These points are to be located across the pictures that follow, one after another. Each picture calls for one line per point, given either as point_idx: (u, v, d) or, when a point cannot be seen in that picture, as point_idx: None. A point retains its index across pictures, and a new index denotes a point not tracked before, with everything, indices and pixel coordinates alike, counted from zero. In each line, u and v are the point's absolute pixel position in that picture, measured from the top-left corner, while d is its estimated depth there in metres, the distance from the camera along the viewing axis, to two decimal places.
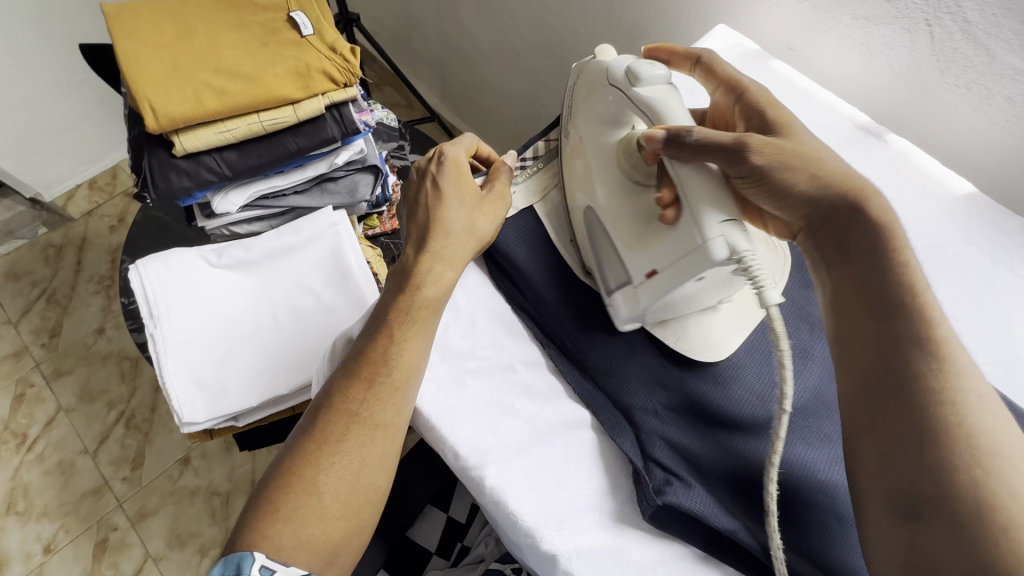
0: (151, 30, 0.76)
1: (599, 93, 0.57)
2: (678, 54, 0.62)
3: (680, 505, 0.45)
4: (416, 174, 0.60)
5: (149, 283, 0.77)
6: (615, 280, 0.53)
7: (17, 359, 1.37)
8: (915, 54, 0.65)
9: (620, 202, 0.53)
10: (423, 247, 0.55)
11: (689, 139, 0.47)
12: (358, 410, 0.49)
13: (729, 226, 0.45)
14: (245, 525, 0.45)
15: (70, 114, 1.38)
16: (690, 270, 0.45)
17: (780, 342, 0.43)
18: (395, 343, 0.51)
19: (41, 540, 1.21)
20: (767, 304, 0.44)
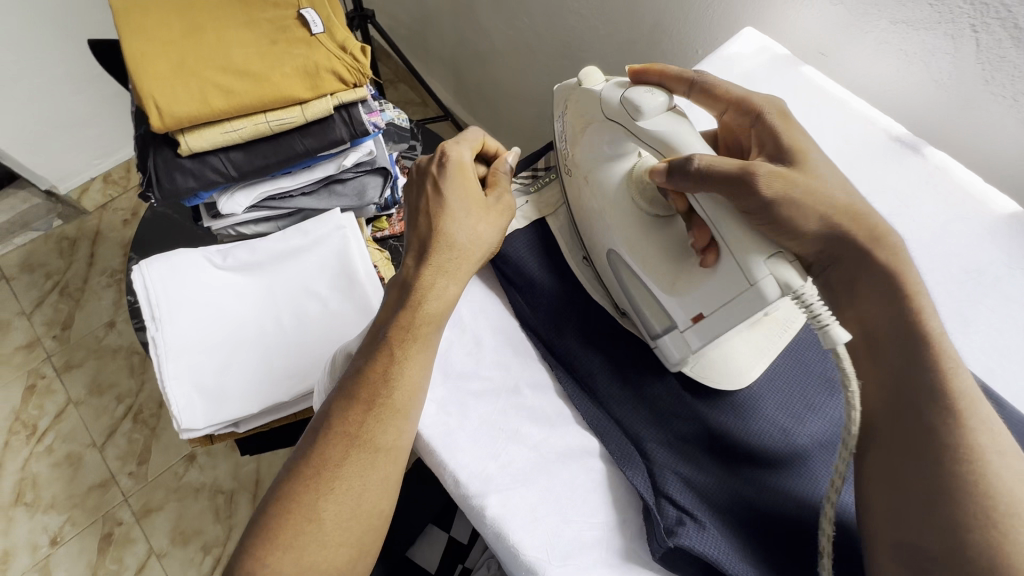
0: (160, 26, 0.74)
1: (596, 127, 0.55)
2: (670, 77, 0.56)
3: (692, 547, 0.42)
4: (419, 176, 0.57)
5: (153, 284, 0.76)
6: (659, 323, 0.50)
7: (29, 350, 1.38)
8: (958, 62, 0.60)
9: (646, 237, 0.53)
10: (424, 259, 0.53)
11: (692, 169, 0.45)
12: (357, 432, 0.46)
13: (775, 262, 0.43)
14: (244, 552, 0.43)
15: (85, 107, 1.38)
16: (744, 313, 0.44)
17: (849, 380, 0.41)
18: (395, 362, 0.49)
19: (48, 532, 1.22)
20: (834, 344, 0.41)
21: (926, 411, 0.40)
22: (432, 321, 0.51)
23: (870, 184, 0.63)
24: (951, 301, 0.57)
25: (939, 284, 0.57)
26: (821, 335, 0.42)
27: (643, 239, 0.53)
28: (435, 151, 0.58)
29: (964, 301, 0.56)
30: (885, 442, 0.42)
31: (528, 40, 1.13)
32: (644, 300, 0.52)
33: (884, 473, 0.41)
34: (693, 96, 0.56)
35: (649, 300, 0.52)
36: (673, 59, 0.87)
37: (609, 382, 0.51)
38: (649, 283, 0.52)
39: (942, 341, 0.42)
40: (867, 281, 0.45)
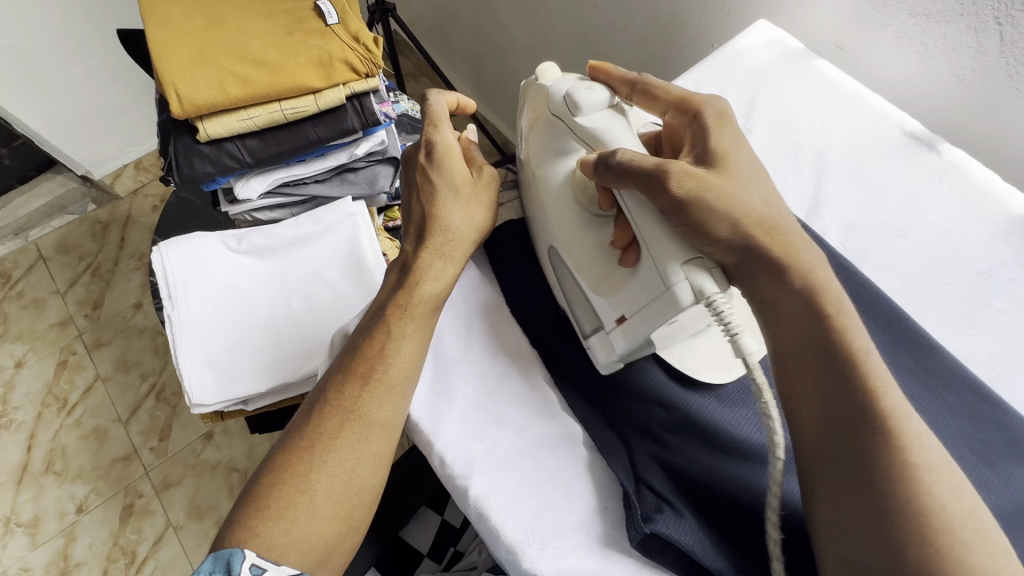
0: (184, 17, 0.78)
1: (544, 121, 0.55)
2: (615, 77, 0.57)
3: (668, 535, 0.42)
4: (410, 164, 0.58)
5: (171, 265, 0.79)
6: (590, 324, 0.51)
7: (62, 328, 1.45)
8: (979, 56, 0.58)
9: (582, 236, 0.52)
10: (423, 243, 0.54)
11: (615, 164, 0.47)
12: (353, 407, 0.48)
13: (691, 268, 0.44)
14: (236, 520, 0.44)
15: (118, 96, 1.43)
16: (660, 316, 0.44)
17: (764, 394, 0.41)
18: (391, 339, 0.50)
19: (75, 500, 1.28)
20: (744, 354, 0.42)
21: (859, 433, 0.39)
22: (429, 301, 0.52)
23: (879, 180, 0.62)
24: (958, 303, 0.55)
25: (947, 285, 0.56)
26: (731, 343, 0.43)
27: (581, 232, 0.52)
28: (420, 136, 0.57)
29: (971, 303, 0.55)
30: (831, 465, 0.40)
31: (546, 33, 1.13)
32: (578, 300, 0.53)
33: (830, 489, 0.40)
34: (635, 98, 0.57)
35: (581, 300, 0.53)
36: (689, 52, 0.87)
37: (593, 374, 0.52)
38: (580, 279, 0.52)
39: (864, 361, 0.41)
40: (785, 302, 0.45)
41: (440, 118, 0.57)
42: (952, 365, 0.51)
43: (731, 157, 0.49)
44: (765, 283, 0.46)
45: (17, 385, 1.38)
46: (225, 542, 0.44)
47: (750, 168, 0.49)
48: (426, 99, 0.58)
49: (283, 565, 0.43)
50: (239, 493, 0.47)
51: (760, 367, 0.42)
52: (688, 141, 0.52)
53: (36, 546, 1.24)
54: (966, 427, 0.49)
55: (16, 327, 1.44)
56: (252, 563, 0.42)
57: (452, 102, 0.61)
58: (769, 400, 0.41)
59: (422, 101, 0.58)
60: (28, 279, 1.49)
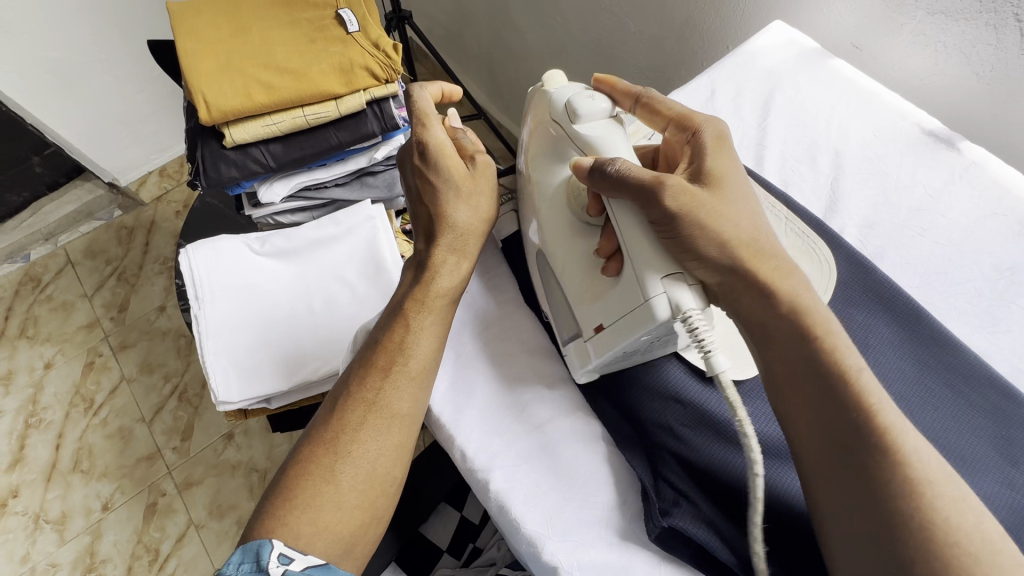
0: (211, 27, 0.80)
1: (544, 126, 0.56)
2: (618, 90, 0.58)
3: (685, 529, 0.43)
4: (407, 166, 0.59)
5: (197, 266, 0.81)
6: (568, 331, 0.53)
7: (90, 331, 1.49)
8: (999, 54, 0.58)
9: (566, 242, 0.53)
10: (434, 240, 0.56)
11: (610, 171, 0.47)
12: (375, 398, 0.49)
13: (671, 283, 0.44)
14: (264, 511, 0.46)
15: (144, 105, 1.48)
16: (633, 330, 0.44)
17: (738, 412, 0.40)
18: (409, 332, 0.52)
19: (100, 498, 1.31)
20: (716, 371, 0.42)
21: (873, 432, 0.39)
22: (445, 297, 0.54)
23: (898, 178, 0.62)
24: (979, 301, 0.55)
25: (967, 281, 0.56)
26: (705, 360, 0.43)
27: (569, 240, 0.52)
28: (411, 136, 0.57)
29: (993, 300, 0.55)
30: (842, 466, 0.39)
31: (561, 38, 1.15)
32: (560, 306, 0.54)
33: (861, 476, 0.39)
34: (637, 111, 0.57)
35: (563, 307, 0.53)
36: (704, 54, 0.87)
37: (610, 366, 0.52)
38: (564, 286, 0.53)
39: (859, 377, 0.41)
40: (776, 326, 0.44)
41: (427, 115, 0.58)
42: (976, 363, 0.50)
43: (726, 179, 0.49)
44: (751, 306, 0.45)
45: (46, 386, 1.43)
46: (254, 534, 0.45)
47: (742, 193, 0.49)
48: (410, 97, 0.58)
49: (310, 554, 0.44)
50: (266, 487, 0.48)
51: (731, 383, 0.41)
52: (685, 157, 0.52)
53: (64, 543, 1.27)
54: (989, 425, 0.48)
55: (46, 329, 1.49)
56: (280, 552, 0.42)
57: (433, 91, 0.62)
58: (745, 419, 0.40)
59: (407, 99, 0.58)
60: (57, 283, 1.54)
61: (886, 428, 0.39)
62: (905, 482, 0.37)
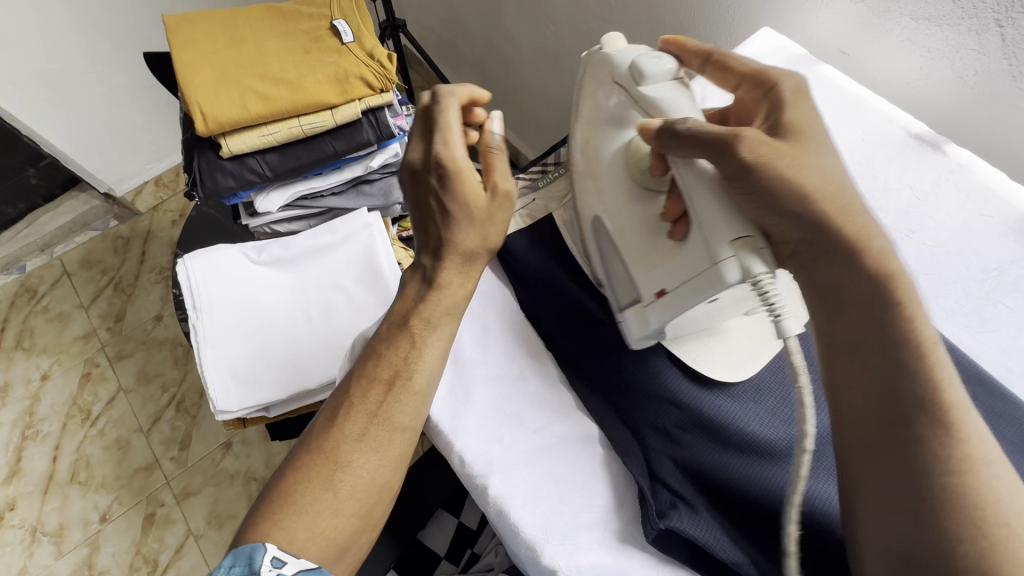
0: (206, 39, 0.81)
1: (605, 90, 0.57)
2: (688, 50, 0.58)
3: (683, 530, 0.44)
4: (420, 178, 0.55)
5: (195, 276, 0.81)
6: (625, 298, 0.52)
7: (86, 341, 1.48)
8: (982, 58, 0.59)
9: (629, 210, 0.53)
10: (439, 269, 0.53)
11: (680, 131, 0.47)
12: (377, 410, 0.49)
13: (740, 246, 0.44)
14: (259, 513, 0.46)
15: (140, 116, 1.49)
16: (701, 293, 0.45)
17: (798, 378, 0.42)
18: (415, 347, 0.51)
19: (98, 509, 1.31)
20: (784, 336, 0.44)
21: (920, 424, 0.40)
22: (449, 315, 0.52)
23: (886, 181, 0.63)
24: (967, 301, 0.56)
25: (956, 282, 0.57)
26: (775, 325, 0.44)
27: (627, 205, 0.54)
28: (432, 151, 0.54)
29: (980, 300, 0.56)
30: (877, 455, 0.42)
31: (553, 46, 1.16)
32: (618, 275, 0.53)
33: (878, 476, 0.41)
34: (707, 71, 0.57)
35: (623, 275, 0.53)
36: None
37: (609, 370, 0.52)
38: (624, 255, 0.53)
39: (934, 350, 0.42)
40: (856, 285, 0.44)
41: (449, 131, 0.55)
42: (965, 362, 0.51)
43: (806, 130, 0.47)
44: (829, 268, 0.45)
45: (43, 398, 1.42)
46: (246, 537, 0.45)
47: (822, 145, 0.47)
48: (440, 109, 0.55)
49: (303, 558, 0.44)
50: (261, 490, 0.48)
51: (797, 348, 0.43)
52: (760, 113, 0.51)
53: (62, 555, 1.27)
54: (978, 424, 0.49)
55: (42, 340, 1.48)
56: (273, 556, 0.44)
57: (465, 95, 0.58)
58: (804, 385, 0.42)
59: (438, 110, 0.55)
60: (53, 293, 1.54)
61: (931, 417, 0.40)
62: None
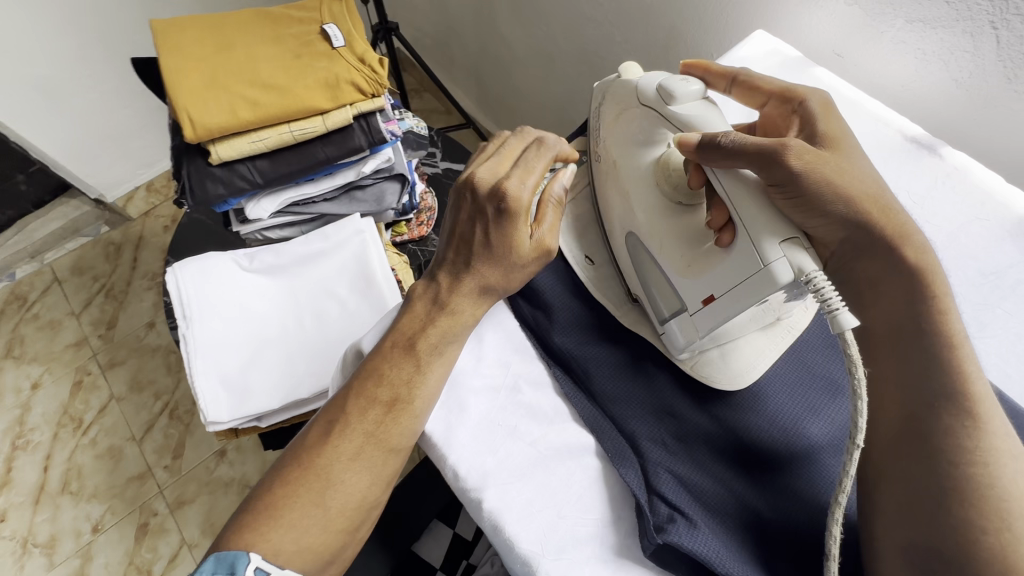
0: (194, 44, 0.80)
1: (630, 113, 0.57)
2: (712, 72, 0.59)
3: (682, 545, 0.42)
4: (478, 200, 0.54)
5: (185, 284, 0.80)
6: (668, 308, 0.51)
7: (77, 349, 1.47)
8: (977, 60, 0.59)
9: (659, 222, 0.54)
10: (454, 290, 0.53)
11: (722, 143, 0.46)
12: (375, 431, 0.48)
13: (791, 246, 0.43)
14: (243, 521, 0.45)
15: (131, 121, 1.47)
16: (754, 295, 0.44)
17: (854, 368, 0.41)
18: (419, 373, 0.50)
19: (90, 520, 1.29)
20: (841, 330, 0.41)
21: (945, 415, 0.40)
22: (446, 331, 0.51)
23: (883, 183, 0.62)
24: (966, 306, 0.55)
25: (954, 287, 0.56)
26: (827, 320, 0.41)
27: (661, 219, 0.54)
28: (502, 182, 0.53)
29: (980, 305, 0.55)
30: (899, 451, 0.42)
31: (547, 48, 1.15)
32: (658, 285, 0.53)
33: (895, 473, 0.42)
34: (733, 91, 0.58)
35: (661, 284, 0.53)
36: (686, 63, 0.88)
37: (604, 379, 0.52)
38: (663, 264, 0.52)
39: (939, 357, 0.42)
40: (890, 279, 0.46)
41: (529, 172, 0.55)
42: None
43: (841, 141, 0.50)
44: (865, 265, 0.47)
45: (33, 407, 1.40)
46: (227, 543, 0.44)
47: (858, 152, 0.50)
48: (536, 155, 0.57)
49: (287, 570, 0.44)
50: (246, 498, 0.47)
51: (852, 340, 0.41)
52: (792, 125, 0.53)
53: (53, 567, 1.25)
54: None
55: (32, 348, 1.46)
56: (256, 566, 0.43)
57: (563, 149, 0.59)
58: (858, 375, 0.41)
59: (534, 154, 0.57)
60: (43, 301, 1.52)
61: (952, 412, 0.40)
62: None
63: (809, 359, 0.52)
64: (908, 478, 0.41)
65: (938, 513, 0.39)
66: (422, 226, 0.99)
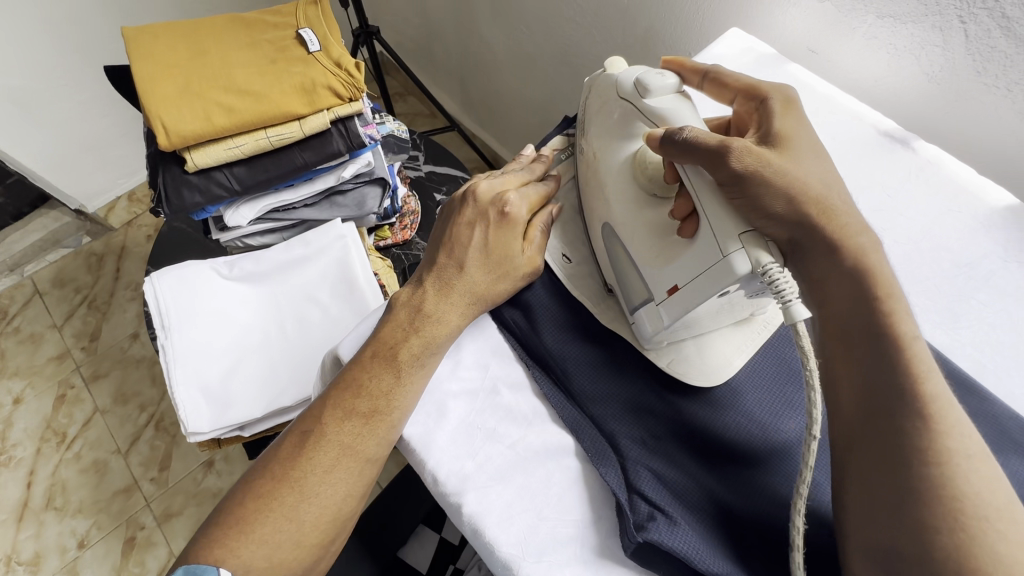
0: (167, 51, 0.79)
1: (608, 106, 0.57)
2: (687, 68, 0.60)
3: (662, 543, 0.42)
4: (476, 208, 0.56)
5: (163, 295, 0.79)
6: (638, 297, 0.51)
7: (60, 362, 1.45)
8: (947, 54, 0.59)
9: (635, 216, 0.53)
10: (446, 294, 0.52)
11: (679, 138, 0.47)
12: (352, 442, 0.48)
13: (750, 240, 0.43)
14: (213, 535, 0.45)
15: (110, 130, 1.45)
16: (713, 285, 0.44)
17: (808, 359, 0.41)
18: (399, 384, 0.49)
19: (76, 535, 1.27)
20: (794, 321, 0.41)
21: (899, 419, 0.39)
22: (425, 338, 0.51)
23: (858, 178, 0.62)
24: (940, 297, 0.56)
25: (927, 279, 0.56)
26: (782, 310, 0.41)
27: (637, 211, 0.53)
28: (503, 192, 0.56)
29: (955, 296, 0.56)
30: (867, 449, 0.40)
31: (527, 49, 1.15)
32: (631, 276, 0.53)
33: (857, 469, 0.40)
34: (705, 87, 0.59)
35: (633, 275, 0.52)
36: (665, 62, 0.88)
37: (584, 379, 0.51)
38: (635, 255, 0.52)
39: (914, 350, 0.41)
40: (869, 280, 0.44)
41: (527, 189, 0.58)
42: (937, 358, 0.51)
43: (794, 139, 0.49)
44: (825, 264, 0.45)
45: (15, 422, 1.38)
46: (197, 556, 0.44)
47: (812, 151, 0.49)
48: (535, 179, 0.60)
49: None
50: (216, 510, 0.47)
51: (806, 331, 0.41)
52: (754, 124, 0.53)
53: None
54: None
55: (13, 362, 1.44)
56: None
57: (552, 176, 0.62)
58: (813, 367, 0.41)
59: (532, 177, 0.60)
60: (24, 314, 1.50)
61: (925, 407, 0.39)
62: (925, 498, 0.36)
63: (789, 357, 0.52)
64: (870, 476, 0.39)
65: (900, 508, 0.37)
66: (405, 230, 0.99)
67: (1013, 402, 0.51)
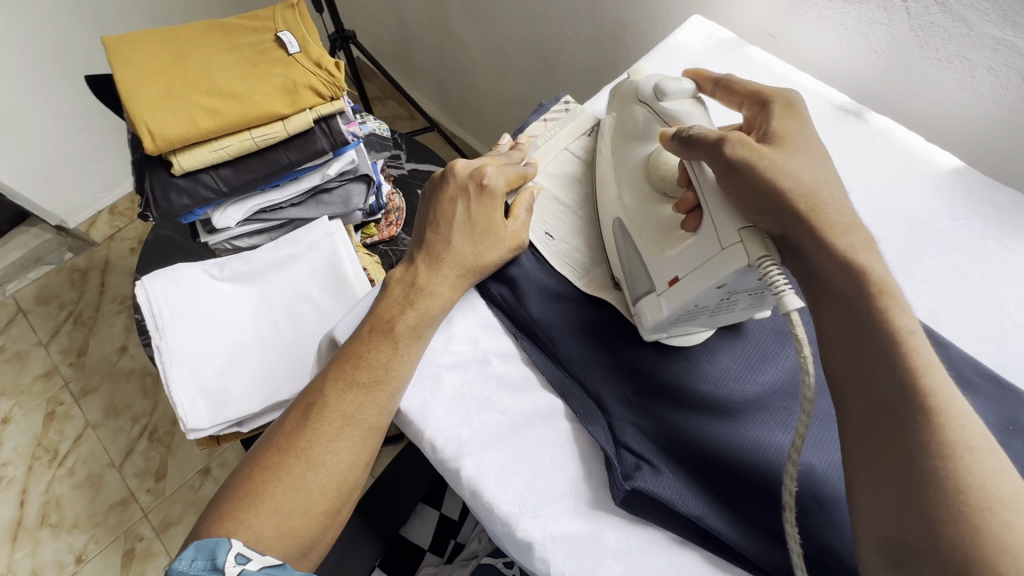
0: (149, 58, 0.80)
1: (628, 109, 0.60)
2: (704, 76, 0.62)
3: (647, 489, 0.46)
4: (455, 182, 0.58)
5: (156, 296, 0.80)
6: (641, 287, 0.53)
7: (48, 379, 1.44)
8: (894, 31, 0.64)
9: (646, 210, 0.54)
10: (435, 267, 0.55)
11: (687, 135, 0.50)
12: (354, 413, 0.50)
13: (747, 233, 0.44)
14: (223, 509, 0.47)
15: (88, 143, 1.45)
16: (709, 276, 0.45)
17: (803, 349, 0.41)
18: (397, 355, 0.51)
19: (73, 551, 1.26)
20: (787, 310, 0.41)
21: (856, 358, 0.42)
22: (418, 314, 0.53)
23: None
24: (897, 255, 0.60)
25: (885, 239, 0.61)
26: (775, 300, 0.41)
27: (648, 206, 0.55)
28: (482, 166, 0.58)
29: (909, 254, 0.60)
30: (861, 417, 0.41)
31: (503, 46, 1.18)
32: (636, 267, 0.54)
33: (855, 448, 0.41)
34: (717, 94, 0.60)
35: (638, 267, 0.54)
36: (633, 51, 0.92)
37: (570, 344, 0.54)
38: (642, 249, 0.53)
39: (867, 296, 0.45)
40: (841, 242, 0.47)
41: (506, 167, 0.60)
42: None
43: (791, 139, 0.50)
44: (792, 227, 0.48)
45: (5, 441, 1.37)
46: (208, 532, 0.46)
47: (810, 151, 0.50)
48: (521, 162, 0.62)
49: (268, 555, 0.45)
50: (224, 487, 0.49)
51: (800, 323, 0.41)
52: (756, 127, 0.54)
53: None
54: None
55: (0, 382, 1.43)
56: (238, 552, 0.44)
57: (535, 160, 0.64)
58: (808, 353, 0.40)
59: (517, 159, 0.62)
60: (8, 333, 1.49)
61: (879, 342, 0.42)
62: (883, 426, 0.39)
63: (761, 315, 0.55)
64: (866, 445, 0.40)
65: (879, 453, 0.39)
66: (391, 226, 1.01)
67: (966, 346, 0.55)
